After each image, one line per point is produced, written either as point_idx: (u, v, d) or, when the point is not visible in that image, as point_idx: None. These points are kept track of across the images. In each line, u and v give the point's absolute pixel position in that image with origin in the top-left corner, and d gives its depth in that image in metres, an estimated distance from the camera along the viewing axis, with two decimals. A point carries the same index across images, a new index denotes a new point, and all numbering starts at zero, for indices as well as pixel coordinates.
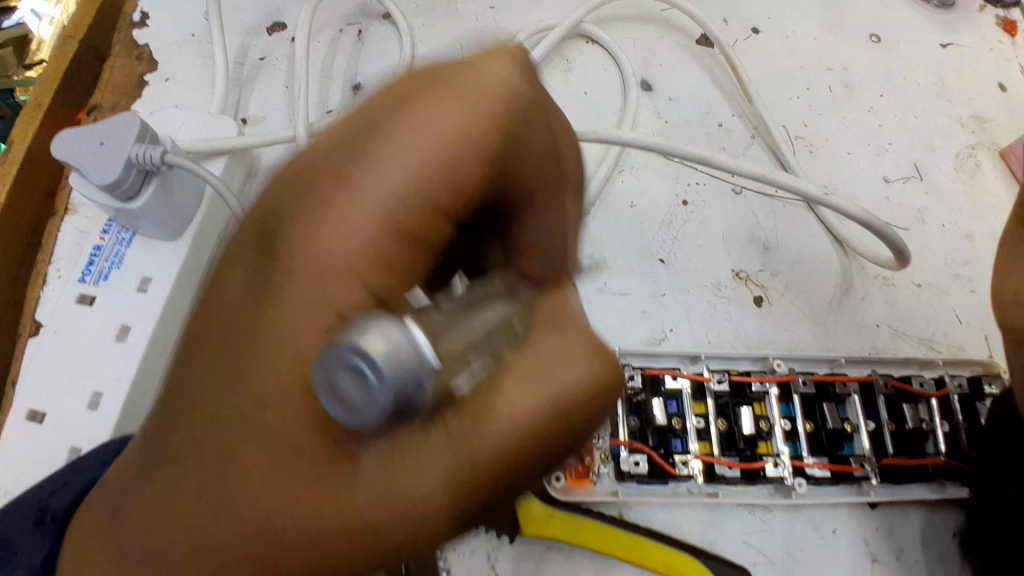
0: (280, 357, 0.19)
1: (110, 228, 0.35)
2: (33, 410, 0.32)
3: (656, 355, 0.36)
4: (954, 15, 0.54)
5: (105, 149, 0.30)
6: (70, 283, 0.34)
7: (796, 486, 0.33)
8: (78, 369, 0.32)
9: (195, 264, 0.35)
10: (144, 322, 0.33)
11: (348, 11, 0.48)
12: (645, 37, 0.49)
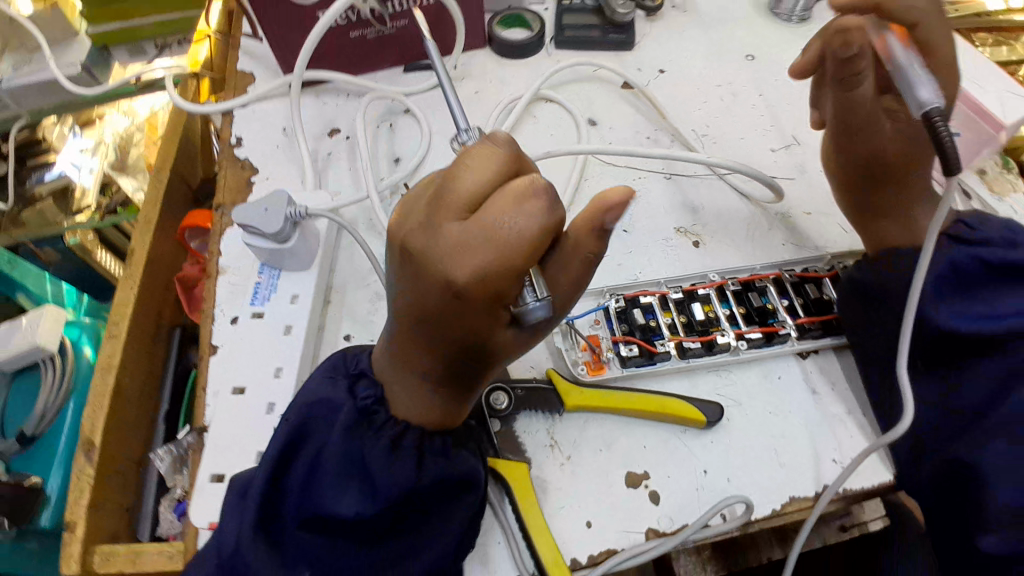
0: (460, 327, 0.34)
1: (263, 271, 0.53)
2: (236, 386, 0.49)
3: (632, 286, 0.54)
4: (811, 24, 0.75)
5: (269, 212, 0.49)
6: (245, 308, 0.52)
7: (739, 346, 0.50)
8: (263, 357, 0.50)
9: (320, 284, 0.53)
10: (300, 320, 0.51)
11: (379, 112, 0.69)
12: (585, 91, 0.70)
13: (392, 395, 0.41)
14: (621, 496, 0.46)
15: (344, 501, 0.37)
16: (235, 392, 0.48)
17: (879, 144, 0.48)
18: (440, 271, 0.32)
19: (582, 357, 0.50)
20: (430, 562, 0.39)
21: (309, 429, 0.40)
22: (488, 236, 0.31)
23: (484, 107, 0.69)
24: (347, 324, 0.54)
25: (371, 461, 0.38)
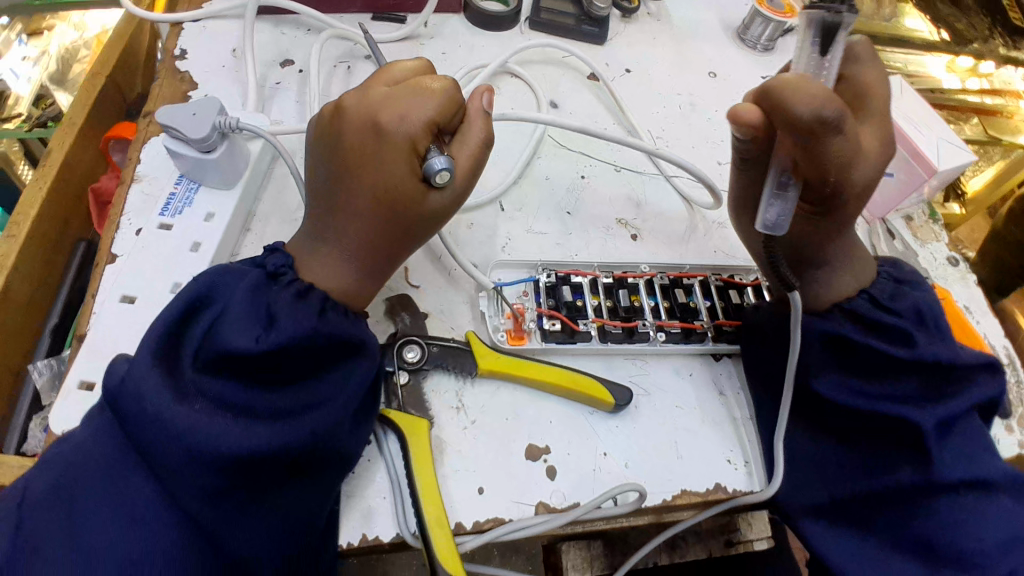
0: (376, 169, 0.37)
1: (181, 182, 0.50)
2: (124, 294, 0.44)
3: (565, 264, 0.53)
4: (773, 56, 0.79)
5: (196, 117, 0.46)
6: (152, 218, 0.48)
7: (658, 336, 0.50)
8: (162, 270, 0.46)
9: (240, 207, 0.50)
10: (211, 239, 0.47)
11: (339, 52, 0.66)
12: (552, 74, 0.70)
13: (304, 263, 0.40)
14: (517, 466, 0.44)
15: (246, 337, 0.33)
16: (124, 300, 0.44)
17: (844, 151, 0.36)
18: (371, 110, 0.38)
19: (504, 324, 0.49)
20: (328, 413, 0.36)
21: (214, 291, 0.36)
22: (399, 96, 0.38)
23: (448, 69, 0.68)
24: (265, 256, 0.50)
25: (279, 306, 0.36)
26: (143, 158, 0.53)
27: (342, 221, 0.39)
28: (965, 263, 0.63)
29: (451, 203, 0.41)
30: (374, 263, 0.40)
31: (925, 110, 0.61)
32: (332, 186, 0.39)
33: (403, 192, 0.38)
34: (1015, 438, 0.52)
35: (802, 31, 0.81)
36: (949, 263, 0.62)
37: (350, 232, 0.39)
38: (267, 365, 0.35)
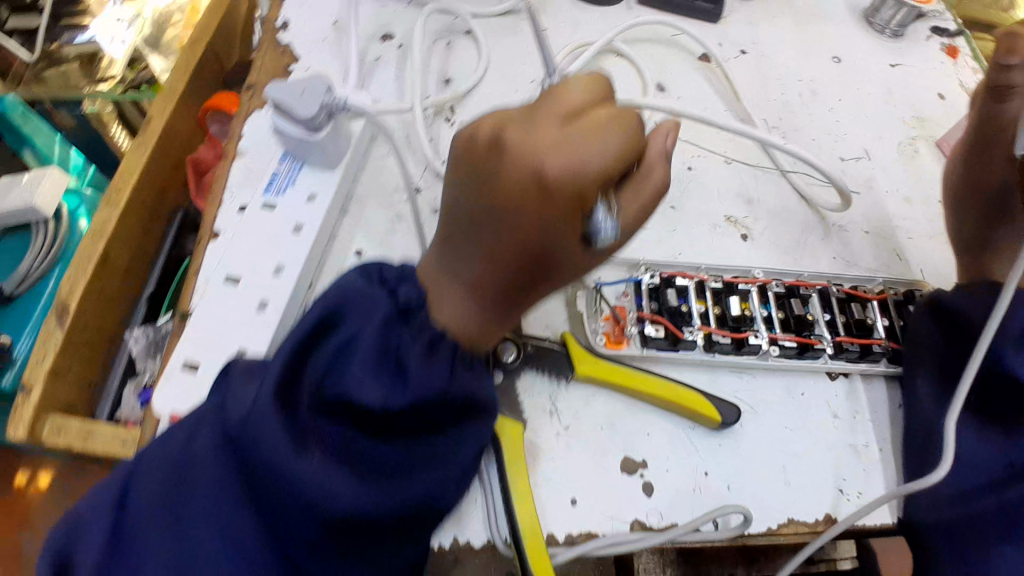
0: (531, 218, 0.29)
1: (284, 160, 0.49)
2: (229, 275, 0.45)
3: (668, 264, 0.50)
4: (903, 43, 0.70)
5: (304, 93, 0.44)
6: (257, 196, 0.48)
7: (770, 352, 0.46)
8: (266, 248, 0.46)
9: (340, 188, 0.50)
10: (312, 221, 0.47)
11: (438, 27, 0.64)
12: (660, 54, 0.65)
13: (434, 297, 0.34)
14: (616, 481, 0.42)
15: (369, 387, 0.30)
16: (228, 280, 0.45)
17: None
18: (531, 144, 0.29)
19: (602, 329, 0.46)
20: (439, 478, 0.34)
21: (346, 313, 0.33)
22: (574, 136, 0.29)
23: (549, 47, 0.64)
24: (361, 238, 0.50)
25: (409, 350, 0.32)
26: (244, 133, 0.53)
27: (484, 254, 0.31)
28: None
29: (602, 258, 0.33)
30: (506, 304, 0.33)
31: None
32: (467, 224, 0.31)
33: (566, 234, 0.30)
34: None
35: (939, 15, 0.72)
36: None
37: (489, 272, 0.31)
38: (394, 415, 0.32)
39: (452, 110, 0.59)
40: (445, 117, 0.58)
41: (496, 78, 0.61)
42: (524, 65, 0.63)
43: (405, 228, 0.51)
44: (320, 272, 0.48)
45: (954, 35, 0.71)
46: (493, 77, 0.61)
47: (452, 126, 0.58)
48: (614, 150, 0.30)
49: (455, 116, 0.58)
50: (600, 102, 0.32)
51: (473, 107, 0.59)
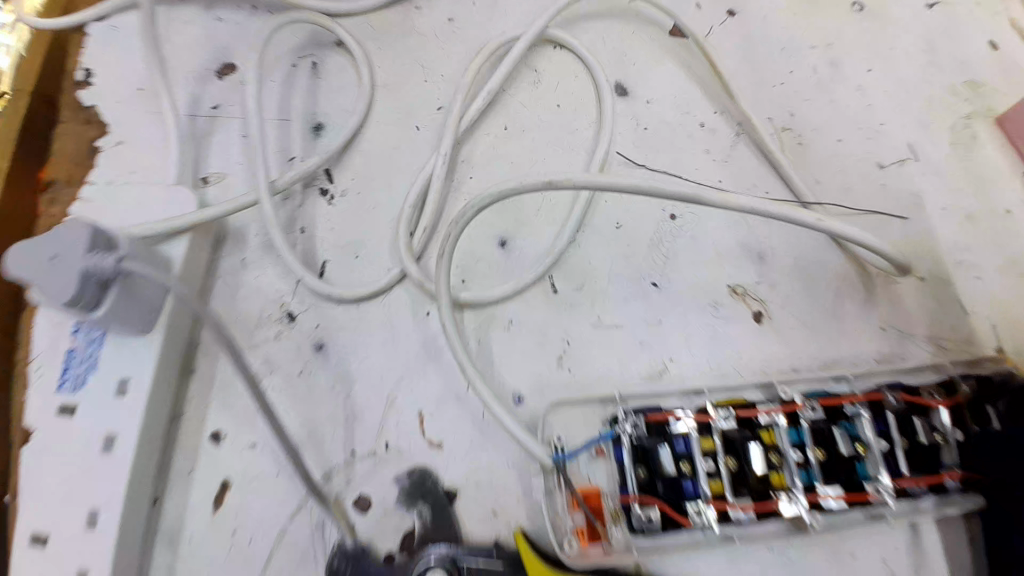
0: None
1: (77, 333, 0.34)
2: (33, 531, 0.31)
3: (658, 396, 0.36)
4: None
5: (56, 263, 0.27)
6: (47, 395, 0.33)
7: (814, 523, 0.33)
8: (68, 485, 0.32)
9: (169, 355, 0.35)
10: (130, 428, 0.32)
11: (298, 41, 0.44)
12: (615, 34, 0.46)
13: None
14: None
15: None
16: (31, 539, 0.31)
17: None
18: None
19: (574, 521, 0.33)
20: None
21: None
22: None
23: (461, 48, 0.45)
24: (219, 415, 0.36)
25: None
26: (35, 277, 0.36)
27: None
28: None
29: None
30: None
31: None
32: None
33: None
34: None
35: None
36: None
37: None
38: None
39: (330, 175, 0.41)
40: (321, 189, 0.41)
41: (388, 111, 0.43)
42: (425, 84, 0.44)
43: (281, 386, 0.37)
44: (168, 483, 0.35)
45: None
46: (384, 109, 0.43)
47: (330, 201, 0.41)
48: None
49: (334, 186, 0.41)
50: None
51: (355, 165, 0.41)
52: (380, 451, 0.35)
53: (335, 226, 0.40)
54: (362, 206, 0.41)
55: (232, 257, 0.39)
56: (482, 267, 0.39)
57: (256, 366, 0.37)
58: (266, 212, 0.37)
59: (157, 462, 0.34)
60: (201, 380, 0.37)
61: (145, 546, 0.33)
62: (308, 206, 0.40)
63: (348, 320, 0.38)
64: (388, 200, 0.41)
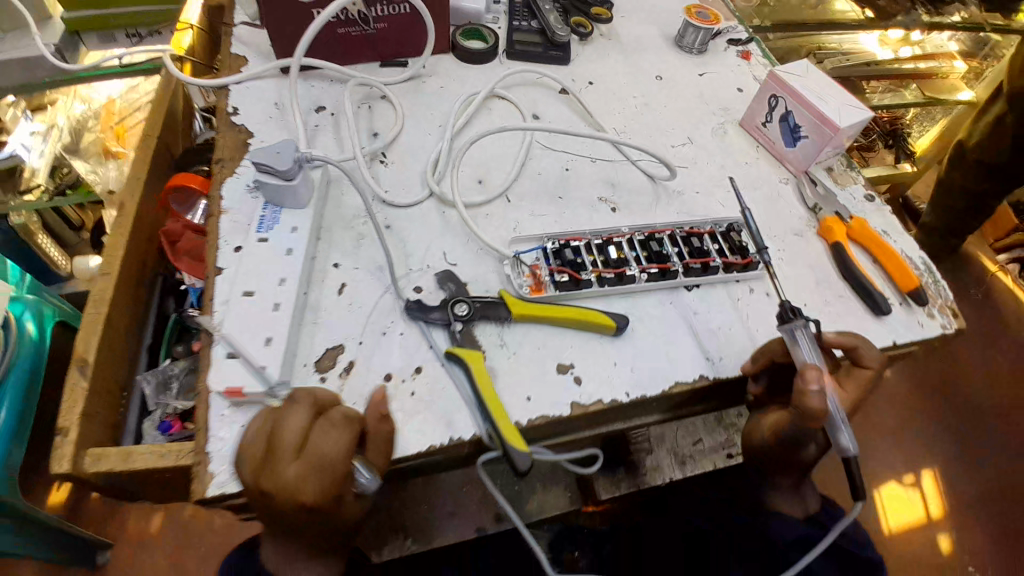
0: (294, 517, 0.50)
1: (267, 207, 0.67)
2: (246, 290, 0.61)
3: (567, 234, 0.70)
4: (707, 56, 0.96)
5: (281, 154, 0.63)
6: (252, 233, 0.65)
7: (641, 276, 0.67)
8: (268, 269, 0.62)
9: (314, 220, 0.67)
10: (299, 245, 0.64)
11: (360, 97, 0.83)
12: (531, 93, 0.87)
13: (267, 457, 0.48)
14: (553, 378, 0.60)
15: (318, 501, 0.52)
16: (246, 295, 0.60)
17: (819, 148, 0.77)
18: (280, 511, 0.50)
19: (526, 282, 0.65)
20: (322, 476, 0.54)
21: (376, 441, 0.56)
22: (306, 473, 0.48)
23: (448, 99, 0.84)
24: (336, 255, 0.66)
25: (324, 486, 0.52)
26: (224, 196, 0.71)
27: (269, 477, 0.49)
28: (880, 199, 0.81)
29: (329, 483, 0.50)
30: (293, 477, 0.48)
31: (830, 79, 0.77)
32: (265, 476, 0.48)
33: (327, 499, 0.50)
34: (937, 322, 0.70)
35: (732, 31, 0.99)
36: (867, 199, 0.81)
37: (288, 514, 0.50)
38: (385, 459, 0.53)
39: (384, 155, 0.77)
40: (380, 160, 0.76)
41: (413, 129, 0.80)
42: (432, 115, 0.82)
43: (370, 242, 0.68)
44: (310, 285, 0.63)
45: (745, 43, 0.98)
46: (411, 128, 0.80)
47: (386, 165, 0.76)
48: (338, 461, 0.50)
49: (387, 159, 0.76)
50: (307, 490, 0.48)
51: (396, 152, 0.77)
52: (425, 267, 0.66)
53: (390, 177, 0.74)
54: (402, 167, 0.76)
55: (335, 188, 0.72)
56: (470, 190, 0.74)
57: (355, 234, 0.68)
58: (358, 164, 0.72)
59: (307, 274, 0.63)
60: (322, 240, 0.67)
61: (302, 312, 0.61)
62: (374, 168, 0.75)
63: (401, 216, 0.71)
64: (413, 166, 0.76)
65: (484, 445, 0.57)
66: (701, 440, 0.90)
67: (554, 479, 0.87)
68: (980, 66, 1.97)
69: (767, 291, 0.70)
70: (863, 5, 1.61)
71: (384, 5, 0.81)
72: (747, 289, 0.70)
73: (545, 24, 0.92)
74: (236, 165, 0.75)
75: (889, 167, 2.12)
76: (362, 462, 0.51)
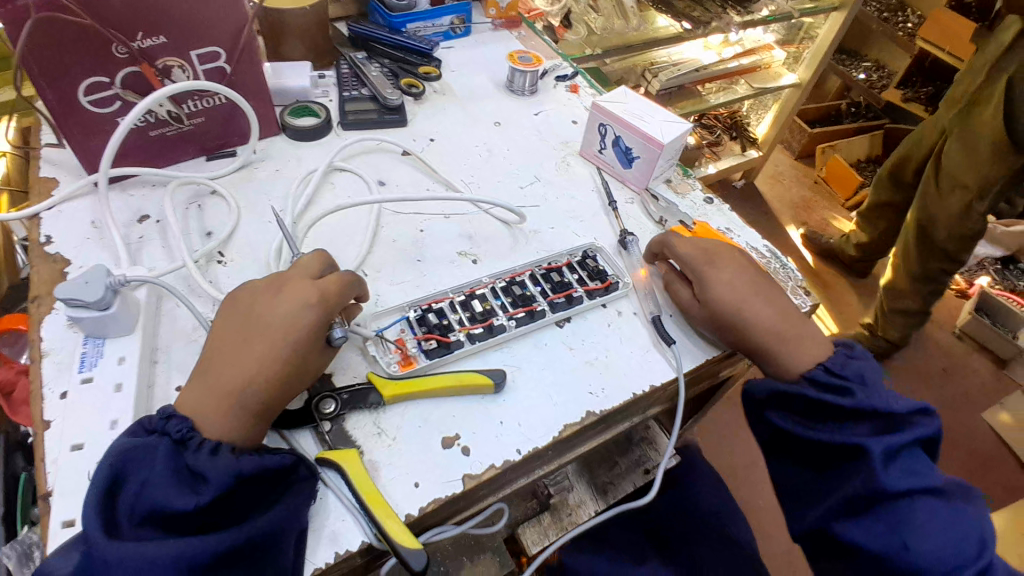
0: (239, 349, 0.51)
1: (89, 342, 0.60)
2: (74, 444, 0.54)
3: (428, 296, 0.68)
4: (538, 95, 1.00)
5: (91, 283, 0.57)
6: (73, 375, 0.58)
7: (508, 325, 0.66)
8: (98, 411, 0.55)
9: (148, 344, 0.61)
10: (131, 377, 0.57)
11: (188, 196, 0.77)
12: (374, 160, 0.86)
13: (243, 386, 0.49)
14: (437, 457, 0.57)
15: (180, 505, 0.43)
16: (74, 449, 0.53)
17: (649, 167, 0.82)
18: (231, 356, 0.50)
19: (394, 358, 0.62)
20: (158, 490, 0.43)
21: (128, 466, 0.45)
22: (249, 355, 0.50)
23: (286, 181, 0.81)
24: (179, 378, 0.60)
25: (162, 494, 0.43)
26: (42, 337, 0.62)
27: (231, 351, 0.51)
28: (717, 199, 0.87)
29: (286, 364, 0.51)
30: (274, 387, 0.50)
31: (649, 103, 0.83)
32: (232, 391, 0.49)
33: (265, 344, 0.51)
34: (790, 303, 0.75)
35: (556, 68, 1.05)
36: (706, 203, 0.86)
37: (237, 369, 0.49)
38: (234, 490, 0.46)
39: (222, 254, 0.71)
40: (218, 261, 0.70)
41: (250, 218, 0.75)
42: (272, 199, 0.78)
43: None
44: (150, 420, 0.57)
45: (571, 78, 1.04)
46: (248, 218, 0.75)
47: (225, 264, 0.70)
48: (296, 360, 0.51)
49: (225, 257, 0.71)
50: (266, 341, 0.51)
51: (236, 248, 0.72)
52: None
53: (230, 275, 0.69)
54: (243, 263, 0.71)
55: (169, 304, 0.66)
56: None
57: (197, 348, 0.62)
58: (190, 269, 0.66)
59: (146, 408, 0.57)
60: (162, 363, 0.61)
61: None
62: (211, 271, 0.69)
63: None
64: (256, 259, 0.71)
65: (376, 549, 0.53)
66: (617, 464, 0.90)
67: (481, 550, 0.82)
68: (797, 51, 2.19)
69: (633, 310, 0.72)
70: (680, 19, 1.77)
71: (196, 99, 0.77)
72: (615, 311, 0.71)
73: (376, 91, 0.91)
74: (54, 298, 0.66)
75: (739, 156, 2.33)
76: (339, 325, 0.56)
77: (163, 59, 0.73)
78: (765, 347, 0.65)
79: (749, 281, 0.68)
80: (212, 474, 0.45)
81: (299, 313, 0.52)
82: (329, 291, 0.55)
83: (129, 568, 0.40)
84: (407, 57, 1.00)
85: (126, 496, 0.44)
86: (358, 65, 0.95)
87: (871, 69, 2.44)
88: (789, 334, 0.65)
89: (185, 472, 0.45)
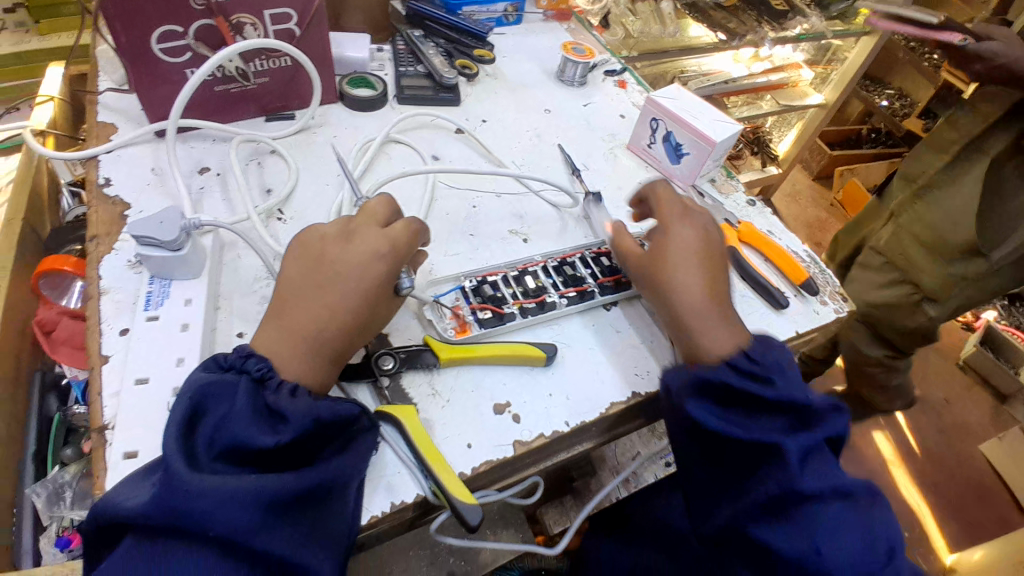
0: (314, 297, 0.52)
1: (153, 283, 0.61)
2: (138, 378, 0.55)
3: (482, 268, 0.70)
4: (588, 87, 1.02)
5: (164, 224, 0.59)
6: (138, 313, 0.59)
7: (559, 301, 0.68)
8: (162, 349, 0.57)
9: (211, 290, 0.62)
10: (195, 320, 0.59)
11: (247, 153, 0.79)
12: (427, 135, 0.87)
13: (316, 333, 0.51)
14: (489, 422, 0.58)
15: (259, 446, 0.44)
16: (137, 383, 0.54)
17: (699, 164, 0.84)
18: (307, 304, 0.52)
19: (450, 324, 0.64)
20: (236, 429, 0.44)
21: (208, 401, 0.46)
22: (323, 305, 0.52)
23: (342, 148, 0.82)
24: (239, 325, 0.61)
25: (241, 430, 0.44)
26: (102, 276, 0.63)
27: (305, 299, 0.52)
28: (760, 202, 0.89)
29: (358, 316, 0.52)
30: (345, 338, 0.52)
31: (702, 102, 0.85)
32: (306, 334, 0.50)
33: (338, 295, 0.52)
34: (829, 306, 0.77)
35: (606, 63, 1.07)
36: (749, 205, 0.88)
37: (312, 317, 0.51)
38: (308, 436, 0.47)
39: (281, 211, 0.72)
40: (277, 218, 0.72)
41: (308, 180, 0.77)
42: (329, 164, 0.79)
43: None
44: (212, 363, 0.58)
45: (619, 74, 1.05)
46: (306, 180, 0.77)
47: (282, 222, 0.71)
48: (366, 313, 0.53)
49: (284, 215, 0.72)
50: (340, 292, 0.52)
51: (293, 207, 0.73)
52: None
53: (287, 232, 0.70)
54: (301, 221, 0.72)
55: (229, 253, 0.67)
56: None
57: (257, 298, 0.63)
58: (252, 222, 0.67)
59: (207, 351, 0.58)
60: (222, 310, 0.62)
61: None
62: (269, 226, 0.71)
63: None
64: (313, 219, 0.72)
65: (428, 504, 0.54)
66: (639, 453, 0.92)
67: (505, 525, 0.84)
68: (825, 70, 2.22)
69: None
70: (716, 29, 1.78)
71: (263, 59, 0.78)
72: None
73: (432, 68, 0.93)
74: (113, 240, 0.67)
75: (757, 171, 2.35)
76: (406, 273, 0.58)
77: (237, 15, 0.74)
78: (683, 319, 0.61)
79: (690, 248, 0.65)
80: (292, 415, 0.46)
81: (374, 269, 0.54)
82: (403, 250, 0.56)
83: (210, 501, 0.40)
84: (461, 39, 1.01)
85: (203, 429, 0.45)
86: (414, 42, 0.97)
87: (895, 96, 2.48)
88: (709, 309, 0.61)
89: (263, 412, 0.47)
